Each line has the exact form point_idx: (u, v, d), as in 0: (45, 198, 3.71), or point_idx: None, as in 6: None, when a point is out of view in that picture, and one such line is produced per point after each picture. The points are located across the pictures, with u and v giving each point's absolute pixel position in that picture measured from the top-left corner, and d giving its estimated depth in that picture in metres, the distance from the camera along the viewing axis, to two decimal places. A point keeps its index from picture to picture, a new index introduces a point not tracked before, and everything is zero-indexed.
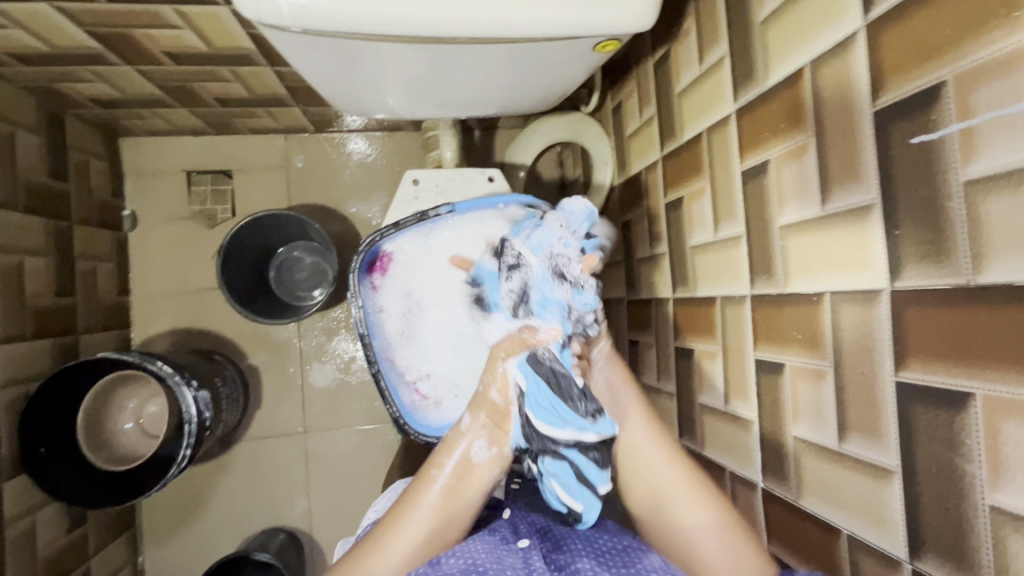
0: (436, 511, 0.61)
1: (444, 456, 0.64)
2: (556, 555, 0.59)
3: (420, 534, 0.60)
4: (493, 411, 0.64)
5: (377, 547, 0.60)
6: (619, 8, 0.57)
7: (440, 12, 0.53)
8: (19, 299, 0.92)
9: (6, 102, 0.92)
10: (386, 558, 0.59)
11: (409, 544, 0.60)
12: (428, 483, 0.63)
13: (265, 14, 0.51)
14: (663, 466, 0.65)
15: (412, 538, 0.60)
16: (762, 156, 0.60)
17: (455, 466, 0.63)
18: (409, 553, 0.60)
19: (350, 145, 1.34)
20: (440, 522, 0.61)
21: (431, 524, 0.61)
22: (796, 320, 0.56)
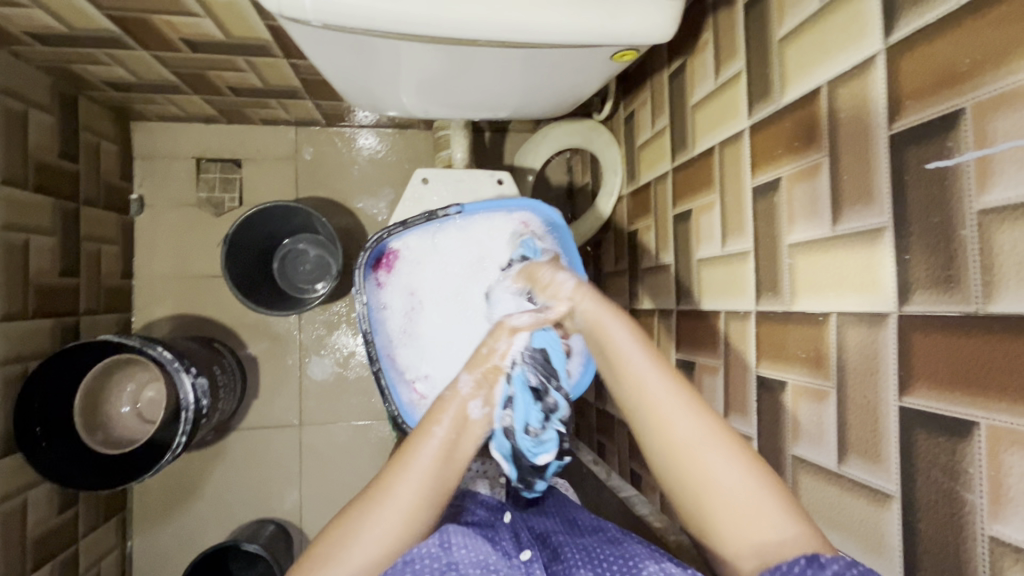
0: (435, 463, 0.59)
1: (442, 411, 0.62)
2: (556, 565, 0.58)
3: (421, 486, 0.57)
4: (490, 371, 0.67)
5: (376, 501, 0.56)
6: (640, 18, 0.56)
7: (460, 12, 0.53)
8: (23, 277, 0.92)
9: (20, 80, 0.92)
10: (385, 511, 0.55)
11: (409, 497, 0.56)
12: (423, 438, 0.60)
13: (286, 7, 0.50)
14: (682, 414, 0.53)
15: (412, 490, 0.56)
16: (774, 173, 0.60)
17: (454, 417, 0.62)
18: (412, 506, 0.56)
19: (360, 140, 1.34)
20: (440, 474, 0.58)
21: (430, 474, 0.58)
22: (801, 338, 0.56)
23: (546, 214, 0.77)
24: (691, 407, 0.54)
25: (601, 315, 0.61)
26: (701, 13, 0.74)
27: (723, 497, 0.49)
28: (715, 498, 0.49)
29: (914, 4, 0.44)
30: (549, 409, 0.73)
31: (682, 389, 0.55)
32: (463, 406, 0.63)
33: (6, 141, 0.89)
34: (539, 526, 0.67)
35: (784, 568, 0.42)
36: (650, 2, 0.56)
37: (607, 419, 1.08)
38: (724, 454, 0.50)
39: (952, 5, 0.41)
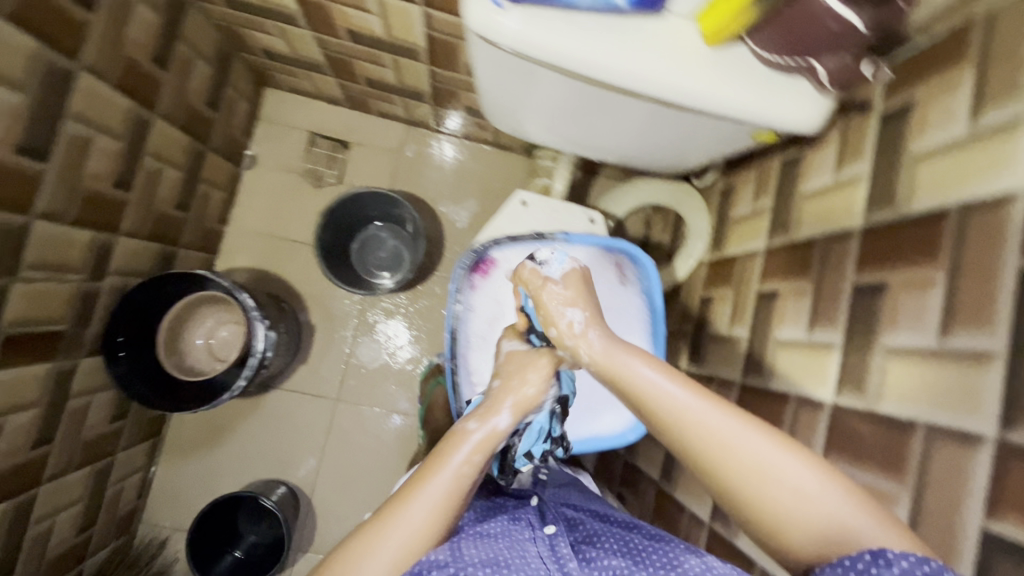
0: (449, 491, 0.57)
1: (454, 448, 0.60)
2: (584, 547, 0.65)
3: (433, 512, 0.56)
4: (523, 401, 0.66)
5: (382, 522, 0.55)
6: (800, 108, 0.58)
7: (638, 68, 0.55)
8: (150, 201, 1.01)
9: (199, 33, 1.03)
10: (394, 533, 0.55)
11: (420, 520, 0.56)
12: (440, 465, 0.59)
13: (484, 28, 0.54)
14: (708, 410, 0.53)
15: (421, 518, 0.56)
16: (881, 277, 0.62)
17: (480, 443, 0.61)
18: (419, 531, 0.55)
19: (439, 147, 1.41)
20: (456, 500, 0.58)
21: (445, 501, 0.57)
22: (881, 440, 0.57)
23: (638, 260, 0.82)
24: (715, 403, 0.54)
25: (612, 354, 0.60)
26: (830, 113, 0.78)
27: (796, 497, 0.49)
28: (783, 497, 0.49)
29: None
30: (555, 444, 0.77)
31: (698, 389, 0.55)
32: (492, 431, 0.63)
33: (172, 81, 0.99)
34: (566, 510, 0.74)
35: (849, 564, 0.44)
36: (812, 97, 0.58)
37: (636, 472, 1.08)
38: (791, 457, 0.51)
39: None
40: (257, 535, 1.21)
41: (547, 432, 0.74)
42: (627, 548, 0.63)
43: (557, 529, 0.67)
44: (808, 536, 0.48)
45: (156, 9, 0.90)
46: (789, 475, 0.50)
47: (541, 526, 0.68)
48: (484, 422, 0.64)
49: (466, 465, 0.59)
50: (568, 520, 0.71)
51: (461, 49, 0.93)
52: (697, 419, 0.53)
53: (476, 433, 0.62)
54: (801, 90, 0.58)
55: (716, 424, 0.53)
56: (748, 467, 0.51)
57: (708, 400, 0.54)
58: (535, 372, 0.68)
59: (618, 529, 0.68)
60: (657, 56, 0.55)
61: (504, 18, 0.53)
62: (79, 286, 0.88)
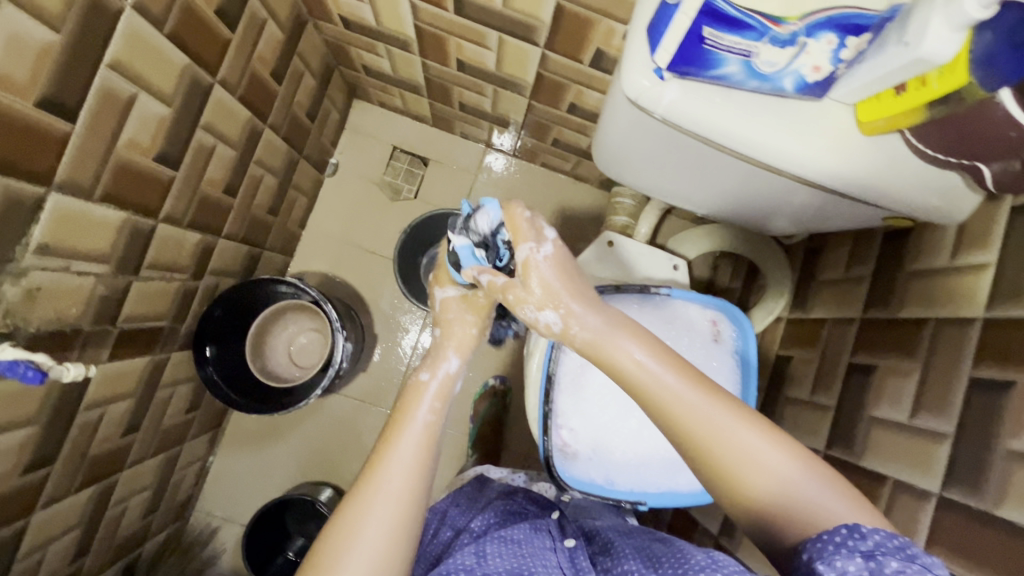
0: (419, 446, 0.63)
1: (413, 412, 0.66)
2: (602, 557, 0.68)
3: (408, 473, 0.60)
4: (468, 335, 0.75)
5: (369, 501, 0.58)
6: (943, 201, 0.59)
7: (789, 148, 0.57)
8: (249, 206, 1.05)
9: (312, 49, 1.07)
10: (382, 500, 0.58)
11: (399, 482, 0.60)
12: (406, 428, 0.64)
13: (645, 99, 0.56)
14: (686, 389, 0.55)
15: (400, 479, 0.60)
16: (1007, 375, 0.61)
17: (432, 402, 0.67)
18: (399, 496, 0.59)
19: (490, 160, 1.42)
20: (424, 452, 0.63)
21: (416, 458, 0.62)
22: (1001, 546, 0.56)
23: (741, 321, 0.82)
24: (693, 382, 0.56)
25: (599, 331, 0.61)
26: None
27: (769, 474, 0.52)
28: (754, 473, 0.52)
29: None
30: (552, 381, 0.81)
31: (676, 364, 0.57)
32: (443, 384, 0.70)
33: (285, 94, 1.02)
34: (588, 526, 0.78)
35: (824, 539, 0.46)
36: (956, 191, 0.59)
37: (691, 523, 1.07)
38: (771, 443, 0.53)
39: None
40: (304, 537, 1.23)
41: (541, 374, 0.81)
42: (640, 551, 0.65)
43: (576, 542, 0.71)
44: (770, 504, 0.52)
45: (284, 27, 0.93)
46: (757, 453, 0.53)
47: (562, 539, 0.72)
48: (434, 370, 0.71)
49: (427, 419, 0.66)
50: (589, 531, 0.76)
51: (569, 90, 0.94)
52: (678, 399, 0.55)
53: (428, 389, 0.69)
54: (950, 184, 0.59)
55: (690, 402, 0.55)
56: (711, 437, 0.54)
57: (682, 377, 0.56)
58: (471, 316, 0.76)
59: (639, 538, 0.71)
60: (812, 139, 0.57)
61: (667, 91, 0.55)
62: (183, 285, 0.92)
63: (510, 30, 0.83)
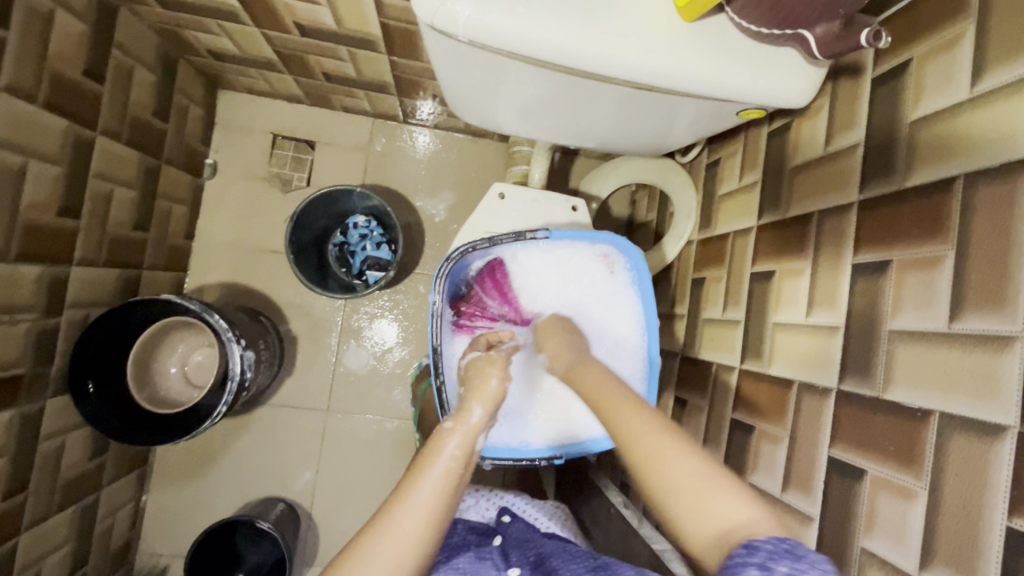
0: (440, 491, 0.54)
1: (439, 444, 0.59)
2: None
3: (423, 516, 0.52)
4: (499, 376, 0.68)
5: (374, 533, 0.50)
6: (782, 82, 0.55)
7: (606, 50, 0.52)
8: (102, 225, 0.95)
9: (134, 38, 0.95)
10: (388, 539, 0.50)
11: (415, 524, 0.51)
12: (430, 466, 0.56)
13: (439, 20, 0.50)
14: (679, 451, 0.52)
15: (417, 513, 0.52)
16: (883, 255, 0.58)
17: (459, 446, 0.59)
18: (411, 537, 0.51)
19: (416, 137, 1.34)
20: (445, 502, 0.54)
21: (435, 507, 0.53)
22: (889, 429, 0.54)
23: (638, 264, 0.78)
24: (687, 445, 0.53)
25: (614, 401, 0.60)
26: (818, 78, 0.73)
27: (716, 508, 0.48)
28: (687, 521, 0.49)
29: None
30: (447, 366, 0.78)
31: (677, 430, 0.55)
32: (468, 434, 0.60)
33: (110, 94, 0.92)
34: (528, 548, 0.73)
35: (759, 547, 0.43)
36: (794, 70, 0.55)
37: None
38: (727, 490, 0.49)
39: None
40: (259, 555, 1.17)
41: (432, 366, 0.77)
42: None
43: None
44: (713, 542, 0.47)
45: (81, 16, 0.82)
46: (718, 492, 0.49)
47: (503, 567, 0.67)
48: (458, 419, 0.62)
49: (449, 465, 0.57)
50: (535, 559, 0.68)
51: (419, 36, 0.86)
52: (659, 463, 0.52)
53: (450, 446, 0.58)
54: (783, 64, 0.55)
55: (675, 468, 0.51)
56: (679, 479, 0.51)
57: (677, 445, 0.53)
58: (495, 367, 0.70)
59: (581, 564, 0.64)
60: (627, 36, 0.52)
61: (460, 6, 0.49)
62: (33, 325, 0.83)
63: None
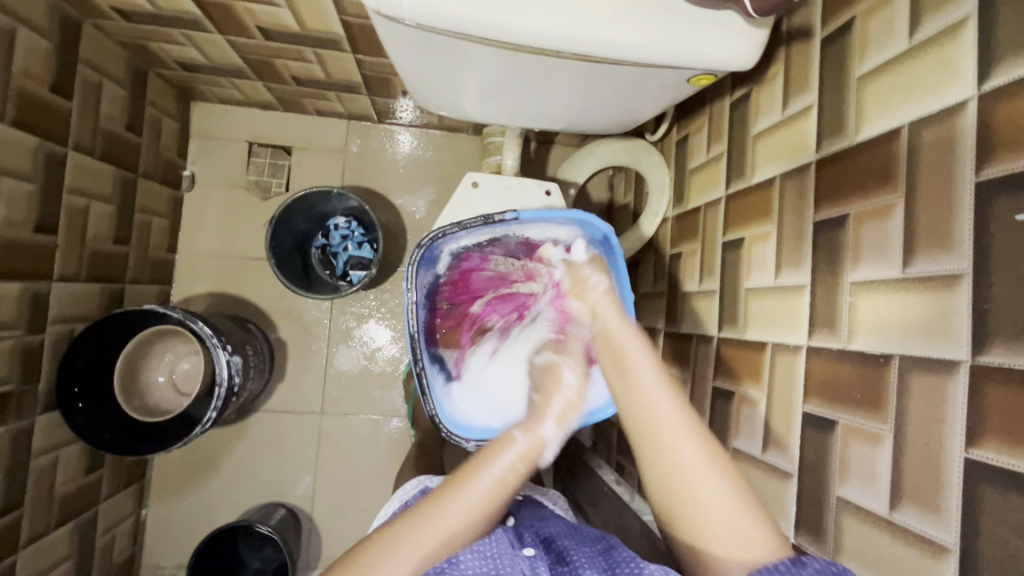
0: (495, 490, 0.59)
1: (501, 449, 0.62)
2: (560, 567, 0.59)
3: (473, 510, 0.58)
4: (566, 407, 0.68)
5: (417, 521, 0.56)
6: (726, 46, 0.56)
7: (549, 24, 0.53)
8: (80, 241, 0.96)
9: (100, 53, 0.96)
10: (433, 527, 0.56)
11: (456, 520, 0.57)
12: (484, 468, 0.60)
13: (384, 6, 0.51)
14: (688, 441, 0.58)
15: (459, 512, 0.57)
16: (841, 210, 0.59)
17: (526, 447, 0.63)
18: (453, 530, 0.56)
19: (399, 138, 1.35)
20: (495, 502, 0.59)
21: (485, 505, 0.58)
22: (856, 377, 0.55)
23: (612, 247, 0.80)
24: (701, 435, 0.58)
25: (617, 330, 0.69)
26: (773, 44, 0.74)
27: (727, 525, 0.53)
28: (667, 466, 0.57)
29: (1015, 54, 0.43)
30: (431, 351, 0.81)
31: (690, 415, 0.60)
32: (535, 445, 0.64)
33: (80, 109, 0.92)
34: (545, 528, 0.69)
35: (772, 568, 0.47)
36: (736, 32, 0.56)
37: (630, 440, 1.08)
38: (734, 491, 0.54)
39: None
40: (261, 560, 1.18)
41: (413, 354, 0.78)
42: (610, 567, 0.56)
43: (536, 551, 0.61)
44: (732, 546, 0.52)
45: (44, 33, 0.83)
46: (722, 492, 0.54)
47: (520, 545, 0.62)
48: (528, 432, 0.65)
49: (507, 475, 0.61)
50: (546, 538, 0.66)
51: None
52: (654, 415, 0.61)
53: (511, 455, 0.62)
54: (725, 28, 0.56)
55: (655, 399, 0.62)
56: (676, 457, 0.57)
57: (664, 391, 0.63)
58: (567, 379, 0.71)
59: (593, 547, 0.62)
60: (572, 10, 0.53)
61: None
62: (17, 342, 0.84)
63: None
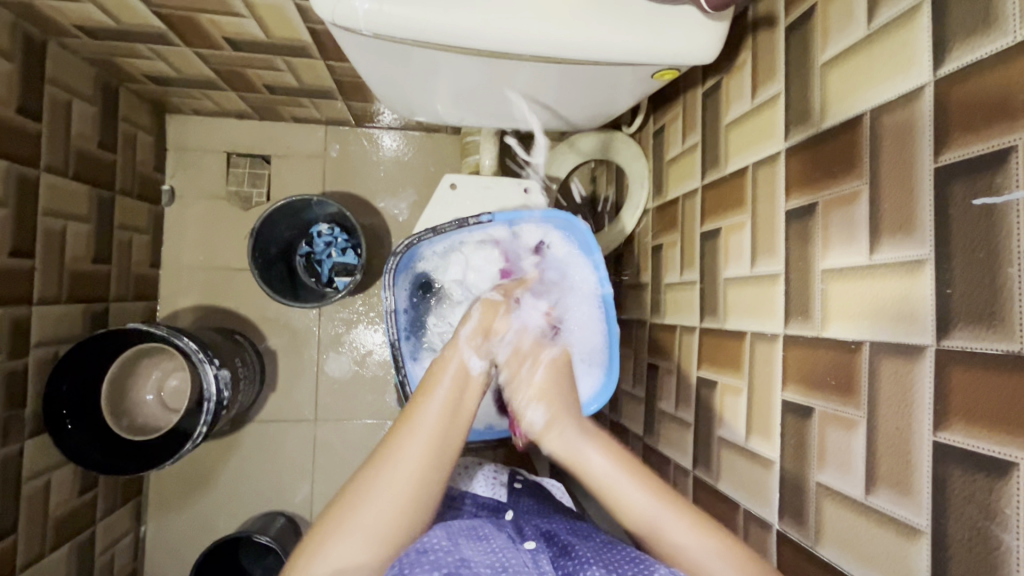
0: (442, 419, 0.61)
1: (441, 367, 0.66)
2: (563, 561, 0.57)
3: (426, 442, 0.59)
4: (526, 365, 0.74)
5: (376, 466, 0.57)
6: (687, 40, 0.58)
7: (501, 28, 0.55)
8: (59, 262, 0.95)
9: (67, 71, 0.95)
10: (392, 466, 0.57)
11: (414, 451, 0.58)
12: (428, 397, 0.63)
13: (340, 17, 0.54)
14: (631, 487, 0.60)
15: (419, 444, 0.59)
16: (810, 198, 0.59)
17: (455, 376, 0.64)
18: (413, 465, 0.57)
19: (384, 141, 1.35)
20: (444, 434, 0.61)
21: (434, 432, 0.60)
22: (830, 364, 0.55)
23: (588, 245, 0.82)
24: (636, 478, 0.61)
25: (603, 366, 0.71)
26: (741, 32, 0.74)
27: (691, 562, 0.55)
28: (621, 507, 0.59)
29: (967, 38, 0.43)
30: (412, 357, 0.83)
31: (622, 465, 0.62)
32: (463, 363, 0.66)
33: (49, 130, 0.92)
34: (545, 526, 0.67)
35: None
36: (695, 25, 0.58)
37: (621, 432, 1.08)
38: (688, 526, 0.56)
39: (1007, 41, 0.40)
40: (262, 569, 1.17)
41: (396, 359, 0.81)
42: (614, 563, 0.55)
43: (537, 545, 0.59)
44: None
45: (7, 55, 0.82)
46: (681, 543, 0.56)
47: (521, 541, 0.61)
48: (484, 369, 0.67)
49: (450, 387, 0.63)
50: (547, 533, 0.65)
51: None
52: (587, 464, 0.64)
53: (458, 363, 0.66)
54: (684, 23, 0.58)
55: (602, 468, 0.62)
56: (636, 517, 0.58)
57: (631, 422, 0.64)
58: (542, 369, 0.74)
59: (596, 543, 0.61)
60: (521, 11, 0.55)
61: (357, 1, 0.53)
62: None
63: None
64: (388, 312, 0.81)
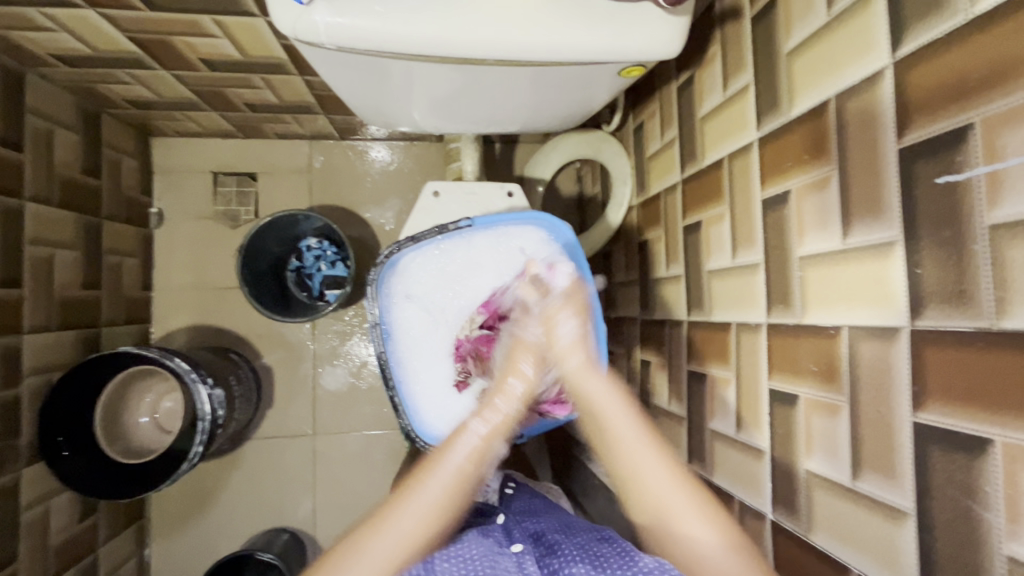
0: (450, 489, 0.59)
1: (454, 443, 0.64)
2: (549, 560, 0.58)
3: (426, 515, 0.57)
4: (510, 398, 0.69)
5: (375, 529, 0.56)
6: (649, 37, 0.59)
7: (463, 34, 0.56)
8: (47, 291, 0.96)
9: (46, 100, 0.96)
10: (385, 538, 0.55)
11: (415, 524, 0.56)
12: (436, 465, 0.61)
13: (302, 32, 0.55)
14: (653, 466, 0.60)
15: (417, 516, 0.57)
16: (783, 186, 0.60)
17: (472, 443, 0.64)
18: (413, 537, 0.56)
19: (372, 153, 1.35)
20: (451, 501, 0.59)
21: (441, 503, 0.58)
22: (811, 351, 0.55)
23: (568, 240, 0.83)
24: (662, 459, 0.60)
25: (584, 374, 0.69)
26: (710, 25, 0.74)
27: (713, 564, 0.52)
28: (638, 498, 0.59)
29: (922, 19, 0.43)
30: (400, 367, 0.85)
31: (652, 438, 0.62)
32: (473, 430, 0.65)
33: (32, 160, 0.92)
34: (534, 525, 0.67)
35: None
36: (656, 22, 0.59)
37: None
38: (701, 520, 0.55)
39: (959, 19, 0.41)
40: None
41: (385, 370, 0.84)
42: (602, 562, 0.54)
43: (524, 546, 0.61)
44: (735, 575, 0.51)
45: None
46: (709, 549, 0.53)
47: (507, 544, 0.62)
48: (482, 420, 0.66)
49: (463, 463, 0.62)
50: (535, 533, 0.65)
51: None
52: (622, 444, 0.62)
53: (470, 438, 0.64)
54: (643, 20, 0.59)
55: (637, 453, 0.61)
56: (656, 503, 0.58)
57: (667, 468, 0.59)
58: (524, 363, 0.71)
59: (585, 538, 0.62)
60: (483, 15, 0.55)
61: (318, 15, 0.54)
62: None
63: (217, 8, 0.75)
64: (373, 326, 0.83)
